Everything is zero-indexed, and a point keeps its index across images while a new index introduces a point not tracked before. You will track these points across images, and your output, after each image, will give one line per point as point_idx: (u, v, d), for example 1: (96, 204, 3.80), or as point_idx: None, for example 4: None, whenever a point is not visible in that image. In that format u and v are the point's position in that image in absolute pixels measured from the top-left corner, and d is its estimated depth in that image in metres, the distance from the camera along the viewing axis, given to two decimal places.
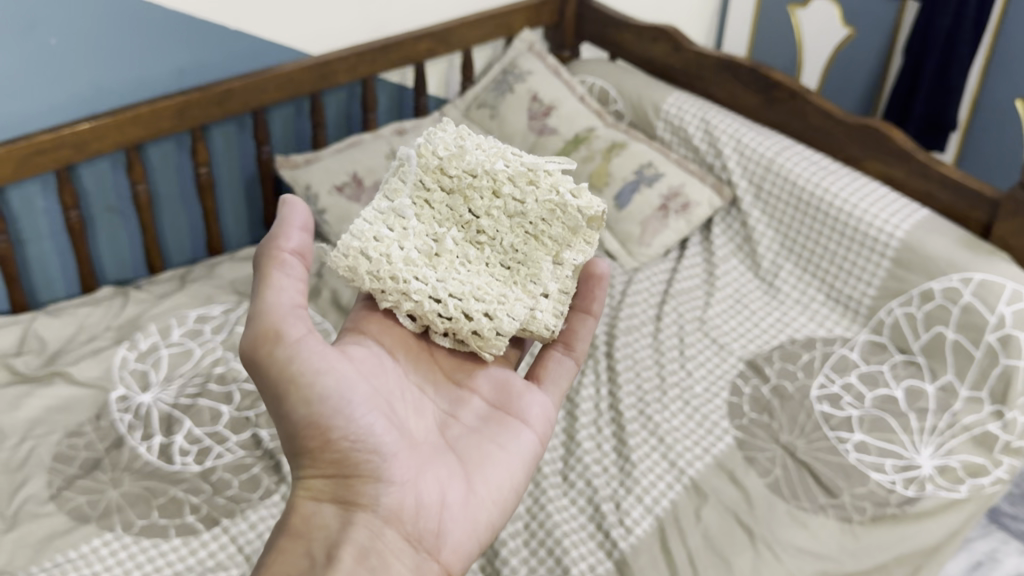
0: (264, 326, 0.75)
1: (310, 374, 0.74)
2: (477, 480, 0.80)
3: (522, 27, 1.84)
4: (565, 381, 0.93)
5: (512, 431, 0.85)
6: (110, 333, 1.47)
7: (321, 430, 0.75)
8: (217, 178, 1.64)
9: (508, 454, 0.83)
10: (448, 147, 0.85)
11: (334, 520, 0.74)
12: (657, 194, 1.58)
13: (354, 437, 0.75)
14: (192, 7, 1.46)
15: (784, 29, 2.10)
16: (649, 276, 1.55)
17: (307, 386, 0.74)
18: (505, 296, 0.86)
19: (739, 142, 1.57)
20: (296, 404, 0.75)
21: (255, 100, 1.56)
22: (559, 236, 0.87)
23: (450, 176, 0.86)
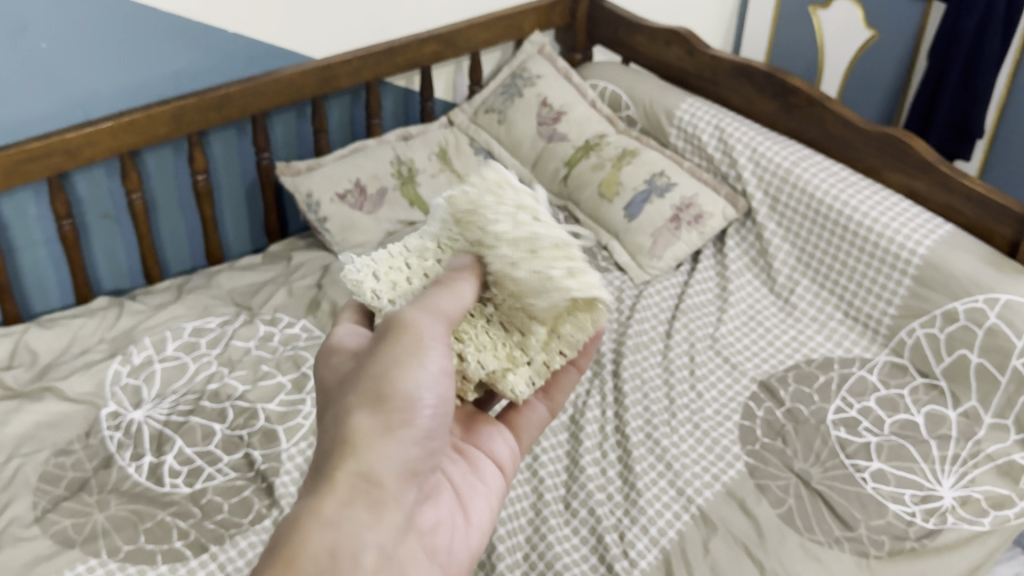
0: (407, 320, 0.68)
1: (420, 358, 0.67)
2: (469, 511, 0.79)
3: (532, 30, 1.79)
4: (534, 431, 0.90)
5: (479, 465, 0.84)
6: (104, 346, 1.43)
7: (401, 407, 0.66)
8: (217, 186, 1.60)
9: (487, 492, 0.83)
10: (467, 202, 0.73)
11: (369, 519, 0.62)
12: (669, 204, 1.53)
13: (410, 438, 0.67)
14: (190, 8, 1.42)
15: (804, 34, 2.05)
16: (660, 289, 1.49)
17: (416, 367, 0.67)
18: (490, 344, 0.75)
19: (755, 150, 1.50)
20: (390, 370, 0.67)
21: (255, 105, 1.51)
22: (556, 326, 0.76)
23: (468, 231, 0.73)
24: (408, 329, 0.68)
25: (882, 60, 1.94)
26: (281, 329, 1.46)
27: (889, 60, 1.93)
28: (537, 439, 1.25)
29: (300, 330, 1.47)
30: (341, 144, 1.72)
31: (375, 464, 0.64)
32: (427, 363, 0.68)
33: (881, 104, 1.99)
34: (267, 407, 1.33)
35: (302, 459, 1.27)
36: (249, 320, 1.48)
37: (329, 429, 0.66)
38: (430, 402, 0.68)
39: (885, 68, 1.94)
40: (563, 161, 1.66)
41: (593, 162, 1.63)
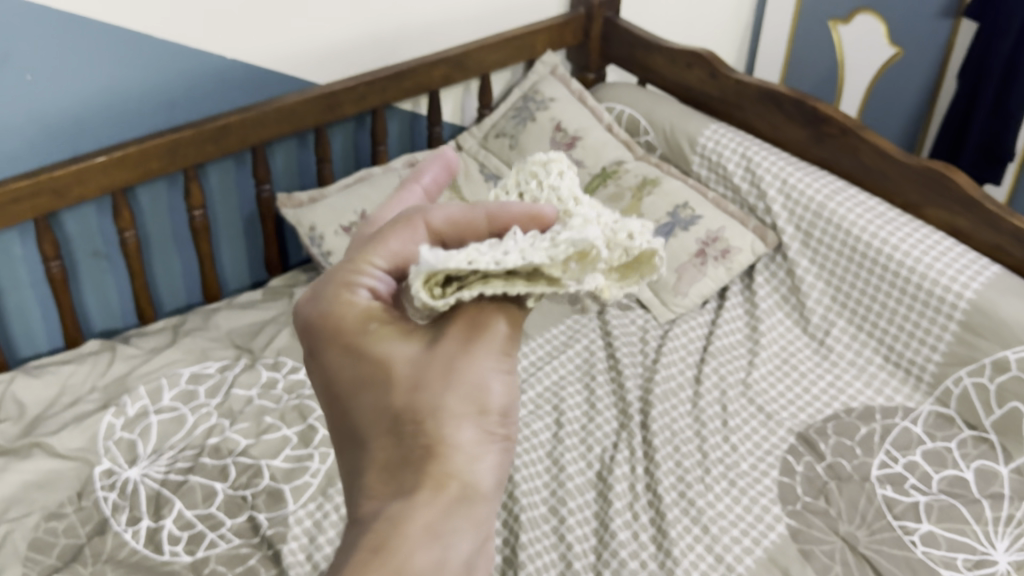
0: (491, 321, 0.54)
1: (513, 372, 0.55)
2: None
3: (543, 49, 1.70)
4: None
5: None
6: (95, 396, 1.34)
7: (501, 421, 0.53)
8: (214, 219, 1.51)
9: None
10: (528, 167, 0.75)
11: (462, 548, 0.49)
12: (695, 238, 1.45)
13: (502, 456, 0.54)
14: (184, 33, 1.33)
15: (823, 49, 1.97)
16: (687, 329, 1.40)
17: (511, 382, 0.54)
18: None
19: (786, 181, 1.42)
20: (490, 378, 0.53)
21: (254, 135, 1.42)
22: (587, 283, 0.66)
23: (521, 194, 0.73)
24: (503, 335, 0.54)
25: (906, 79, 1.86)
26: (285, 374, 1.38)
27: (913, 78, 1.85)
28: (563, 499, 1.16)
29: (305, 376, 1.38)
30: (343, 171, 1.63)
31: (485, 485, 0.51)
32: (516, 376, 0.55)
33: (902, 127, 1.91)
34: (272, 463, 1.25)
35: (311, 521, 1.18)
36: (250, 364, 1.39)
37: (413, 442, 0.51)
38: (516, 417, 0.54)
39: (909, 87, 1.86)
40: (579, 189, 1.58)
41: (611, 192, 1.55)
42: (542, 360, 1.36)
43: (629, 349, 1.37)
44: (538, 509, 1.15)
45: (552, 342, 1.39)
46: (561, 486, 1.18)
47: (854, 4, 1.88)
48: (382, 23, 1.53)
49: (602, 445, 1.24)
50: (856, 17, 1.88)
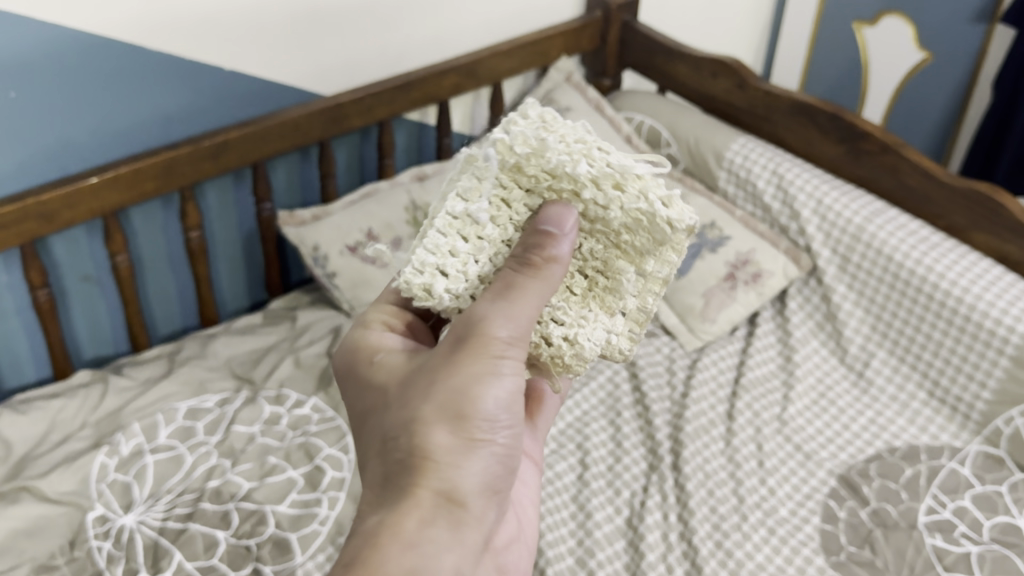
0: (467, 325, 0.60)
1: (500, 370, 0.60)
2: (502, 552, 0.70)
3: (558, 55, 1.61)
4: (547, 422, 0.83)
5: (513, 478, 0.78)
6: (87, 432, 1.25)
7: (484, 429, 0.59)
8: (212, 239, 1.42)
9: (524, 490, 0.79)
10: (527, 141, 0.61)
11: (444, 535, 0.56)
12: (723, 260, 1.36)
13: (489, 454, 0.60)
14: (178, 45, 1.24)
15: (847, 53, 1.87)
16: (716, 359, 1.32)
17: (496, 384, 0.59)
18: (583, 317, 0.67)
19: (821, 202, 1.34)
20: (468, 385, 0.59)
21: (255, 151, 1.33)
22: (641, 246, 0.64)
23: (529, 176, 0.62)
24: (485, 337, 0.59)
25: (935, 84, 1.78)
26: (289, 409, 1.29)
27: (944, 83, 1.77)
28: (590, 547, 1.07)
29: (311, 410, 1.29)
30: (348, 185, 1.55)
31: (461, 484, 0.58)
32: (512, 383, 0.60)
33: (934, 128, 1.83)
34: (277, 510, 1.16)
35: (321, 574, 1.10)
36: (251, 397, 1.31)
37: (400, 442, 0.59)
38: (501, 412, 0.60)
39: (939, 92, 1.78)
40: None
41: None
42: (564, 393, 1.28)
43: (656, 382, 1.29)
44: (565, 558, 1.06)
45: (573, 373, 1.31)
46: (587, 533, 1.09)
47: (881, 5, 1.78)
48: (389, 29, 1.43)
49: (631, 488, 1.15)
50: (884, 19, 1.79)
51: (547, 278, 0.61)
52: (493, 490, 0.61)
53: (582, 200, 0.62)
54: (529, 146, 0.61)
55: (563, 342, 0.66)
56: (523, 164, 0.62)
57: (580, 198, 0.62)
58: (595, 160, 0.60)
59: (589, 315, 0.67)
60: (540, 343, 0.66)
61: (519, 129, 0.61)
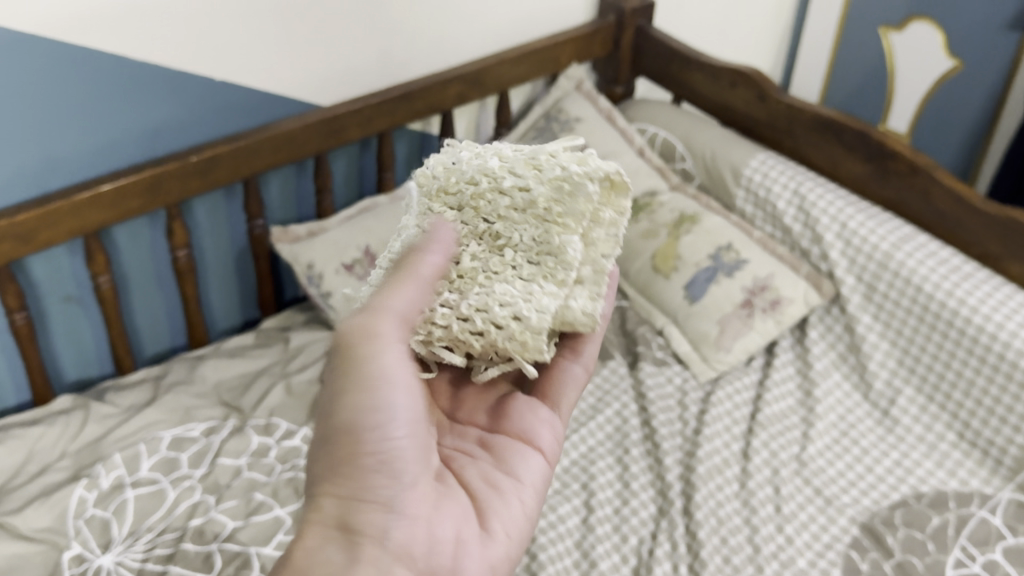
0: (350, 334, 0.66)
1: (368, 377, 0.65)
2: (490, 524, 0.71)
3: (568, 62, 1.53)
4: (574, 390, 0.81)
5: (519, 455, 0.78)
6: (67, 464, 1.19)
7: (373, 440, 0.65)
8: (202, 258, 1.35)
9: (520, 486, 0.76)
10: (445, 164, 0.70)
11: (338, 556, 0.62)
12: (740, 285, 1.29)
13: (383, 460, 0.65)
14: (165, 55, 1.16)
15: (872, 60, 1.78)
16: (731, 392, 1.25)
17: (377, 386, 0.65)
18: (531, 292, 0.67)
19: (845, 225, 1.26)
20: (356, 392, 0.65)
21: (246, 166, 1.26)
22: (574, 211, 0.67)
23: (454, 193, 0.69)
24: (367, 339, 0.65)
25: (964, 97, 1.67)
26: (279, 440, 1.22)
27: (974, 98, 1.66)
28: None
29: (301, 441, 1.22)
30: (346, 199, 1.47)
31: (355, 516, 0.64)
32: (403, 376, 0.67)
33: (961, 143, 1.72)
34: (263, 551, 1.07)
35: None
36: (240, 427, 1.24)
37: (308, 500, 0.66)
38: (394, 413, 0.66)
39: (968, 107, 1.67)
40: None
41: (644, 228, 1.39)
42: (568, 427, 1.20)
43: (666, 417, 1.21)
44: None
45: (580, 405, 1.23)
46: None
47: (909, 11, 1.68)
48: (389, 35, 1.36)
49: (639, 535, 1.07)
50: (911, 25, 1.69)
51: (418, 274, 0.66)
52: (391, 497, 0.64)
53: (505, 192, 0.67)
54: (447, 168, 0.69)
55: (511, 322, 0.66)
56: (446, 185, 0.69)
57: (504, 191, 0.67)
58: (506, 156, 0.68)
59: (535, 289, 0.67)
60: (489, 328, 0.66)
61: (436, 159, 0.70)
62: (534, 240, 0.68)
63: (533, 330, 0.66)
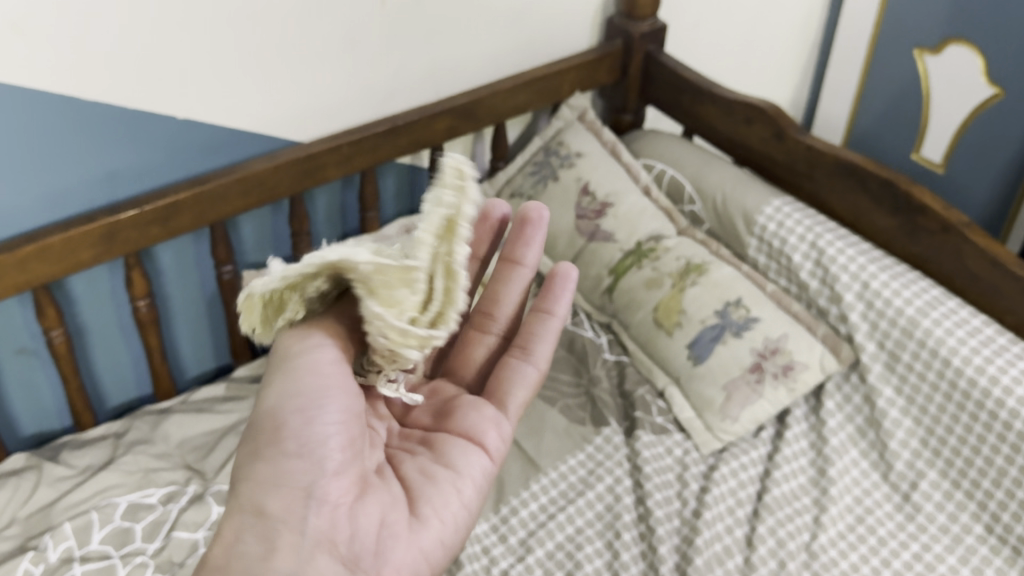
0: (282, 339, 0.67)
1: (292, 371, 0.65)
2: (422, 507, 0.71)
3: (571, 90, 1.41)
4: (523, 392, 0.79)
5: (459, 447, 0.75)
6: (14, 532, 1.10)
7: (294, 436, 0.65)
8: (168, 303, 1.26)
9: (457, 479, 0.73)
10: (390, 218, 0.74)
11: (255, 544, 0.64)
12: (749, 346, 1.17)
13: (302, 453, 0.65)
14: (116, 91, 1.07)
15: (905, 83, 1.65)
16: (737, 468, 1.13)
17: (294, 381, 0.65)
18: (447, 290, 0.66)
19: (867, 284, 1.14)
20: (284, 387, 0.66)
21: (212, 210, 1.16)
22: None
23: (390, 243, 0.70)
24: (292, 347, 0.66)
25: (1002, 126, 1.51)
26: None
27: (1011, 128, 1.50)
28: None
29: None
30: (328, 238, 1.37)
31: (269, 503, 0.65)
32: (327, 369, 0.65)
33: (996, 180, 1.56)
34: None
35: None
36: (200, 494, 1.14)
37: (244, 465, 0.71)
38: (320, 414, 0.66)
39: (1005, 136, 1.51)
40: (608, 267, 1.32)
41: (647, 275, 1.28)
42: (556, 503, 1.09)
43: (663, 495, 1.10)
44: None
45: (570, 477, 1.12)
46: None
47: (945, 33, 1.55)
48: (371, 64, 1.25)
49: None
50: (947, 48, 1.55)
51: None
52: (308, 484, 0.65)
53: None
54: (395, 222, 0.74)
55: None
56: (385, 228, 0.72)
57: None
58: None
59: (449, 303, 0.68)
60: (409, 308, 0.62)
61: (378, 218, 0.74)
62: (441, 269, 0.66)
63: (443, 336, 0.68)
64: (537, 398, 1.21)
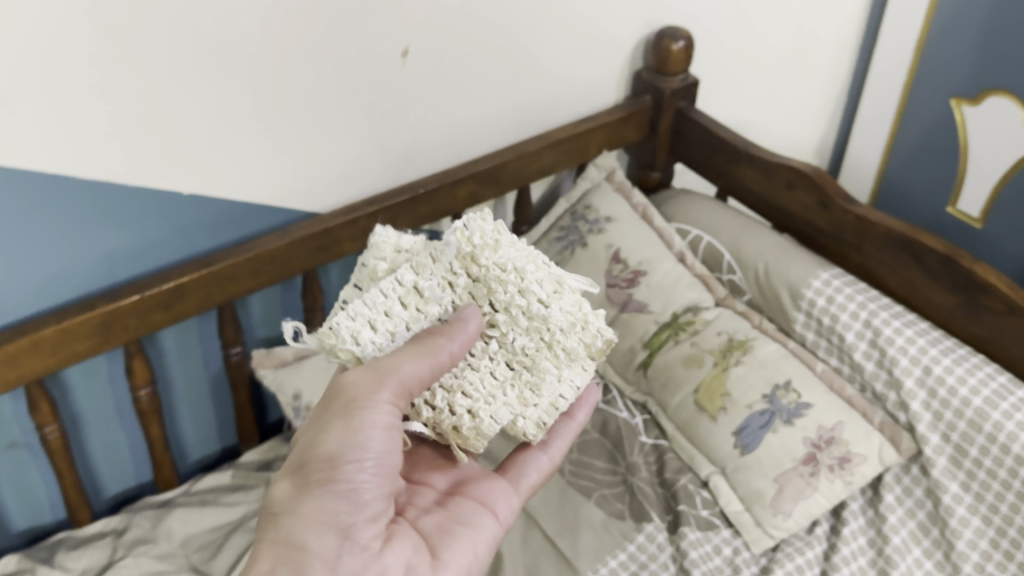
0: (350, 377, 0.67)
1: (353, 426, 0.67)
2: (444, 551, 0.75)
3: (598, 151, 1.34)
4: (534, 476, 0.84)
5: (472, 509, 0.80)
6: None
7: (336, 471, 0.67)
8: (171, 387, 1.17)
9: (473, 536, 0.78)
10: (484, 237, 0.68)
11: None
12: (802, 435, 1.09)
13: (344, 495, 0.68)
14: (117, 167, 0.98)
15: (942, 135, 1.56)
16: (792, 570, 1.05)
17: (355, 427, 0.67)
18: (494, 395, 0.72)
19: (929, 369, 1.06)
20: (342, 428, 0.67)
21: (219, 292, 1.07)
22: (569, 348, 0.72)
23: (480, 266, 0.68)
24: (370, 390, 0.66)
25: None
26: None
27: None
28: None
29: None
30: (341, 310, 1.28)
31: (304, 538, 0.68)
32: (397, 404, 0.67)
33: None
34: None
35: None
36: None
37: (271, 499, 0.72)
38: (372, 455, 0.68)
39: None
40: (641, 340, 1.24)
41: (686, 352, 1.19)
42: None
43: None
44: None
45: None
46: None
47: (984, 83, 1.46)
48: (387, 129, 1.17)
49: None
50: (986, 99, 1.46)
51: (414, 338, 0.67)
52: (345, 526, 0.68)
53: (523, 298, 0.69)
54: (485, 238, 0.68)
55: (467, 414, 0.71)
56: (477, 254, 0.68)
57: (524, 295, 0.69)
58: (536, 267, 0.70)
59: (499, 396, 0.72)
60: (443, 410, 0.72)
61: (479, 229, 0.67)
62: (524, 351, 0.72)
63: (477, 433, 0.72)
64: (572, 489, 1.12)
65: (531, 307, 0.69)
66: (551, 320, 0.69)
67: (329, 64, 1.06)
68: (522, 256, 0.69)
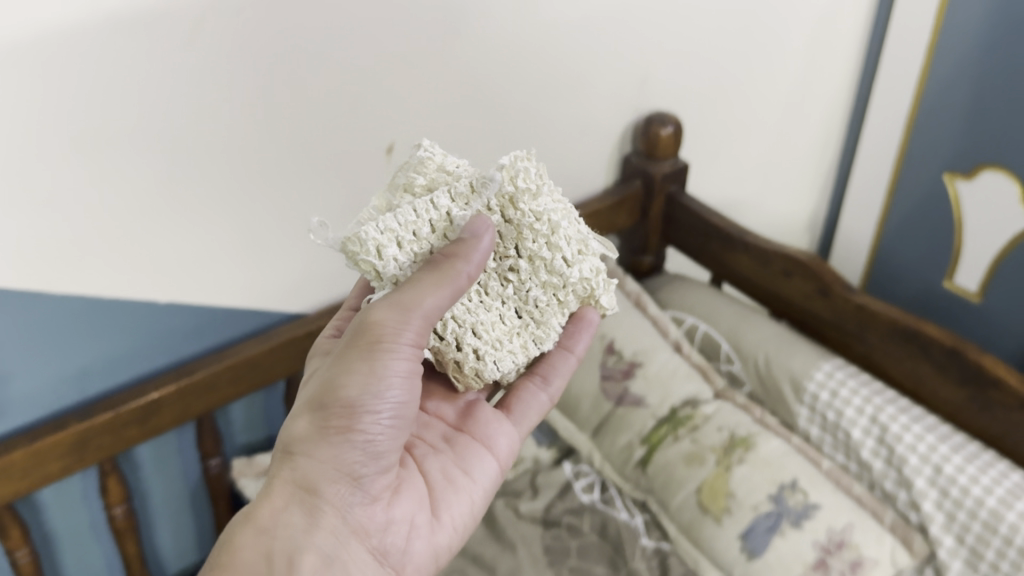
0: (371, 312, 0.61)
1: (376, 369, 0.61)
2: (442, 510, 0.73)
3: (588, 237, 1.31)
4: (535, 416, 0.81)
5: (474, 452, 0.77)
6: None
7: (352, 415, 0.62)
8: (148, 499, 1.11)
9: (472, 485, 0.76)
10: (529, 179, 0.66)
11: (298, 518, 0.63)
12: (811, 538, 1.03)
13: (361, 442, 0.63)
14: (87, 270, 0.92)
15: (934, 209, 1.54)
16: None
17: (374, 373, 0.61)
18: (501, 342, 0.70)
19: (940, 468, 1.02)
20: (358, 370, 0.61)
21: (197, 404, 1.03)
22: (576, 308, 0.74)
23: (516, 208, 0.66)
24: (385, 335, 0.60)
25: None
26: None
27: None
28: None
29: None
30: None
31: (317, 480, 0.64)
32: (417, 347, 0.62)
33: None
34: None
35: None
36: None
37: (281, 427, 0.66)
38: (389, 402, 0.62)
39: None
40: (640, 435, 1.19)
41: (687, 449, 1.15)
42: None
43: None
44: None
45: None
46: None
47: (976, 158, 1.44)
48: None
49: None
50: (979, 174, 1.44)
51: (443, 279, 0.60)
52: (357, 474, 0.64)
53: (551, 253, 0.68)
54: (532, 183, 0.66)
55: (471, 355, 0.68)
56: (518, 198, 0.66)
57: (552, 246, 0.68)
58: (568, 222, 0.70)
59: (506, 344, 0.70)
60: (448, 344, 0.67)
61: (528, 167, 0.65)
62: (535, 302, 0.70)
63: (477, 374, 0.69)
64: None
65: (553, 263, 0.69)
66: (567, 280, 0.70)
67: (310, 166, 1.03)
68: (555, 210, 0.69)
